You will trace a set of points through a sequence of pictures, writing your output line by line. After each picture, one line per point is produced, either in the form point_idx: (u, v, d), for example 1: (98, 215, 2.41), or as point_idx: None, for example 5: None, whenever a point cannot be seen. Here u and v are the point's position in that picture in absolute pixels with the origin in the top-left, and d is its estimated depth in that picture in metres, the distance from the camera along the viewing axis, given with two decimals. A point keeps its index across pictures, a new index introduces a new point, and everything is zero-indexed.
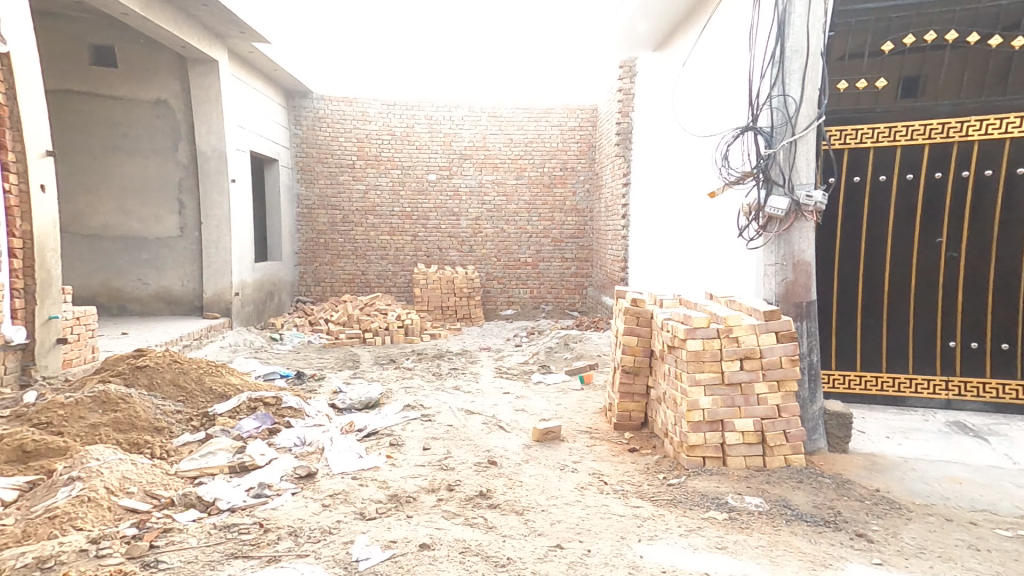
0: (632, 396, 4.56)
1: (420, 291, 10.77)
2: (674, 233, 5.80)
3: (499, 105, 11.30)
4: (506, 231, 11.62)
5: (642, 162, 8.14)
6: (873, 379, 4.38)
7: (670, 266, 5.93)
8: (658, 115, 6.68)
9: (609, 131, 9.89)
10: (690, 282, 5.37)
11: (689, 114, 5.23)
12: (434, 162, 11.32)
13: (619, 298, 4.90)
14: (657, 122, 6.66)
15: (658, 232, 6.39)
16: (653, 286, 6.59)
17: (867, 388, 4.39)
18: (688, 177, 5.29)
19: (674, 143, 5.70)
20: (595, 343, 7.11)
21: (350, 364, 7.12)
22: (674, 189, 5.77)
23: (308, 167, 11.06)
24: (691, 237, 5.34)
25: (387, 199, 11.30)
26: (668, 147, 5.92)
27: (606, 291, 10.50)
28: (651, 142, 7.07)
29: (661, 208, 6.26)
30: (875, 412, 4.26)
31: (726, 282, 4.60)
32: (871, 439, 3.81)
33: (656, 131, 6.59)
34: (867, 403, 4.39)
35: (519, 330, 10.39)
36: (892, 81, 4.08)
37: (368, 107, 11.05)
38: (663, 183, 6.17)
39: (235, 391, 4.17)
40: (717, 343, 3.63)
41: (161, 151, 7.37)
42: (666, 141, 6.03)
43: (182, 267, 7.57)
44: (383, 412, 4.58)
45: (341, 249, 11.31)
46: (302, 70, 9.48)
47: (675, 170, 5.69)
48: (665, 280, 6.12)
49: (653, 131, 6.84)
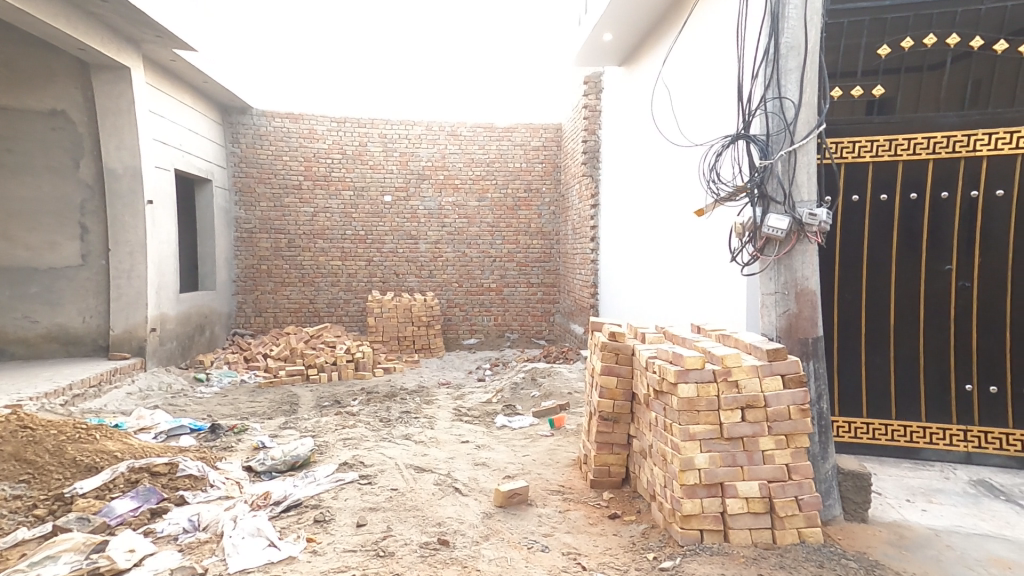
0: (612, 447, 3.92)
1: (374, 320, 9.91)
2: (653, 259, 5.26)
3: (460, 122, 10.74)
4: (468, 256, 10.97)
5: (611, 181, 7.66)
6: (883, 428, 3.89)
7: (649, 297, 5.38)
8: (629, 130, 6.20)
9: (576, 150, 9.45)
10: (672, 315, 4.81)
11: (669, 122, 4.75)
12: (390, 182, 10.61)
13: (592, 333, 4.27)
14: (628, 137, 6.18)
15: (633, 258, 5.86)
16: (630, 317, 6.00)
17: (876, 437, 3.90)
18: (669, 195, 4.77)
19: (651, 158, 5.20)
20: (565, 379, 6.45)
21: (287, 408, 6.20)
22: (651, 209, 5.26)
23: (249, 187, 10.19)
24: (672, 262, 4.80)
25: (338, 221, 10.50)
26: (644, 163, 5.42)
27: (574, 318, 9.91)
28: (622, 160, 6.58)
29: (636, 230, 5.73)
30: (887, 466, 3.78)
31: (719, 312, 4.04)
32: (892, 505, 3.29)
33: (627, 147, 6.12)
34: (877, 455, 3.91)
35: (482, 361, 9.67)
36: (890, 90, 3.73)
37: (317, 123, 10.29)
38: (638, 202, 5.66)
39: (112, 461, 3.39)
40: (713, 389, 3.05)
41: (61, 167, 6.52)
42: (641, 157, 5.54)
43: (86, 299, 6.70)
44: (312, 475, 3.76)
45: (287, 276, 10.40)
46: (239, 84, 8.72)
47: (653, 188, 5.18)
48: (643, 308, 5.56)
49: (624, 147, 6.37)
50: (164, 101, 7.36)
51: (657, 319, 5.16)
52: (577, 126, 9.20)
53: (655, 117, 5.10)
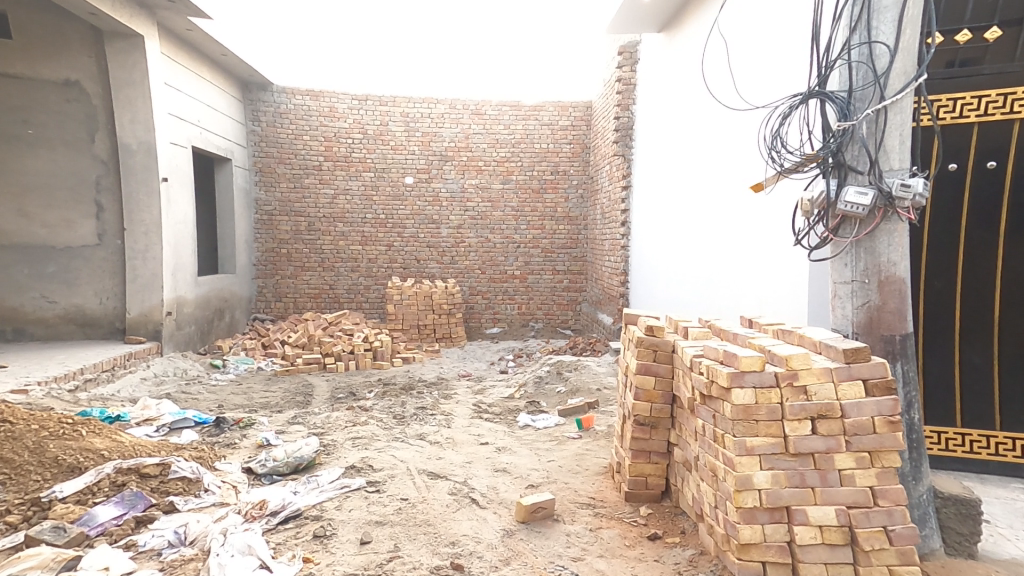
0: (649, 455, 3.45)
1: (394, 307, 9.59)
2: (700, 240, 4.71)
3: (484, 100, 10.23)
4: (492, 241, 10.54)
5: (647, 160, 7.09)
6: (984, 440, 3.36)
7: (694, 284, 4.85)
8: (670, 98, 5.62)
9: (608, 128, 8.88)
10: (720, 303, 4.28)
11: (721, 86, 4.21)
12: (412, 164, 10.22)
13: (627, 326, 3.78)
14: (669, 106, 5.60)
15: (674, 241, 5.31)
16: (669, 307, 5.47)
17: (975, 451, 3.37)
18: (720, 165, 4.21)
19: (701, 123, 4.63)
20: (593, 374, 6.03)
21: (301, 400, 5.90)
22: (698, 182, 4.70)
23: (269, 167, 9.92)
24: (722, 241, 4.25)
25: (358, 205, 10.18)
26: (691, 130, 4.85)
27: (602, 308, 9.42)
28: (661, 133, 6.00)
29: (679, 207, 5.17)
30: (990, 486, 3.24)
31: (778, 302, 3.53)
32: (1005, 538, 2.76)
33: (669, 117, 5.53)
34: (975, 473, 3.38)
35: (505, 351, 9.26)
36: (1008, 32, 3.14)
37: (337, 101, 9.93)
38: (681, 176, 5.10)
39: (98, 460, 3.06)
40: (774, 395, 2.56)
41: (76, 142, 6.24)
42: (686, 125, 4.97)
43: (102, 280, 6.42)
44: (315, 480, 3.39)
45: (307, 261, 10.14)
46: (257, 58, 8.40)
47: (702, 159, 4.62)
48: (685, 296, 5.06)
49: (665, 117, 5.79)
50: (181, 74, 7.06)
51: (703, 310, 4.62)
52: (610, 101, 8.61)
53: (707, 77, 4.51)
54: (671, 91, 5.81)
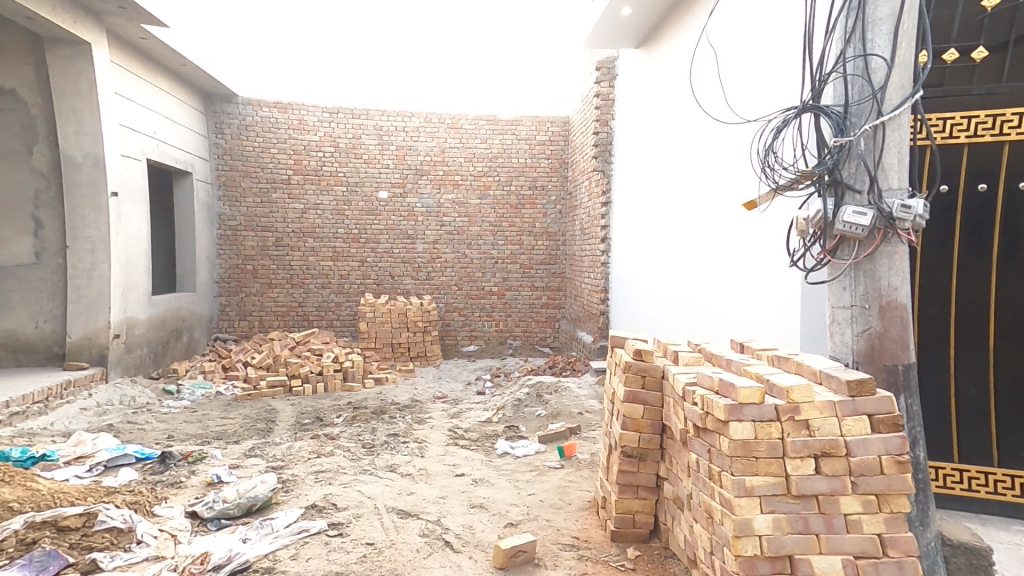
0: (637, 491, 3.21)
1: (366, 325, 9.22)
2: (687, 259, 4.55)
3: (461, 114, 10.06)
4: (468, 257, 10.29)
5: (627, 177, 6.98)
6: (983, 477, 3.21)
7: (680, 306, 4.68)
8: (652, 112, 5.50)
9: (586, 143, 8.78)
10: (711, 326, 4.11)
11: (709, 98, 4.07)
12: (386, 177, 9.94)
13: (615, 350, 3.58)
14: (651, 121, 5.47)
15: (660, 260, 5.16)
16: (654, 327, 5.30)
17: (975, 489, 3.23)
18: (710, 180, 4.06)
19: (689, 136, 4.48)
20: (574, 398, 5.83)
21: (262, 427, 5.52)
22: (685, 199, 4.56)
23: (234, 180, 9.52)
24: (711, 261, 4.10)
25: (329, 219, 9.83)
26: (678, 145, 4.71)
27: (582, 325, 9.23)
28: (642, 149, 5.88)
29: (665, 224, 5.02)
30: (993, 525, 3.08)
31: (773, 324, 3.36)
32: None
33: (652, 132, 5.40)
34: (976, 510, 3.23)
35: (482, 371, 8.96)
36: (995, 52, 3.09)
37: (307, 113, 9.61)
38: (667, 192, 4.95)
39: (6, 515, 2.69)
40: (775, 430, 2.35)
41: (13, 154, 5.91)
42: (673, 139, 4.83)
43: (40, 301, 6.06)
44: (269, 523, 3.04)
45: (275, 276, 9.73)
46: (220, 69, 8.08)
47: (689, 174, 4.47)
48: (670, 315, 4.89)
49: (646, 134, 5.67)
50: (133, 83, 6.70)
51: (692, 333, 4.45)
52: (588, 117, 8.52)
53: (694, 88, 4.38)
54: (652, 106, 5.69)
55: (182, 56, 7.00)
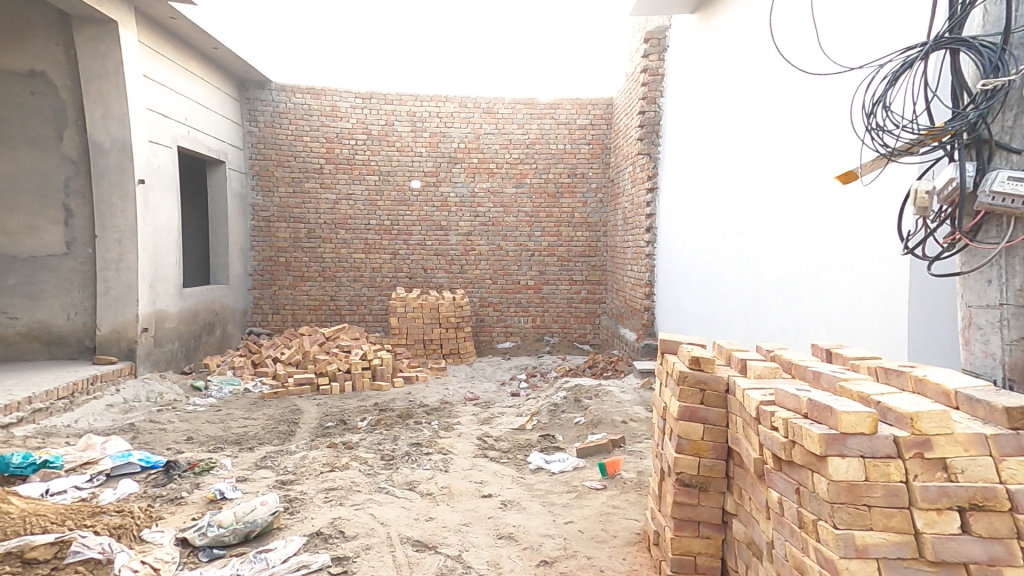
0: (698, 527, 2.64)
1: (398, 320, 8.89)
2: (767, 246, 3.88)
3: (497, 98, 9.55)
4: (504, 249, 9.80)
5: (680, 156, 6.30)
6: None
7: (762, 301, 4.02)
8: (715, 75, 4.80)
9: (631, 124, 8.11)
10: (805, 326, 3.44)
11: (793, 51, 3.41)
12: (418, 166, 9.56)
13: (665, 354, 2.99)
14: (715, 85, 4.79)
15: (734, 247, 4.48)
16: (729, 326, 4.66)
17: None
18: (796, 146, 3.38)
19: (764, 95, 3.80)
20: (616, 403, 5.26)
21: (287, 430, 5.18)
22: (762, 174, 3.88)
23: (267, 171, 9.34)
24: (801, 244, 3.42)
25: (361, 210, 9.54)
26: (752, 108, 4.03)
27: (624, 322, 8.60)
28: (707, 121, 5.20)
29: (739, 205, 4.34)
30: None
31: (887, 324, 2.71)
32: None
33: (719, 98, 4.71)
34: None
35: (517, 370, 8.47)
36: None
37: (340, 100, 9.32)
38: (740, 166, 4.27)
39: None
40: (896, 471, 1.74)
41: (43, 139, 5.75)
42: (746, 102, 4.15)
43: (71, 292, 5.91)
44: (264, 557, 2.63)
45: (306, 270, 9.52)
46: (251, 53, 7.87)
47: (766, 142, 3.79)
48: (749, 311, 4.26)
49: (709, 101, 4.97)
50: (163, 67, 6.51)
51: (780, 337, 3.79)
52: (634, 95, 7.86)
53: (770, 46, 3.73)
54: (714, 68, 4.97)
55: (211, 37, 6.79)
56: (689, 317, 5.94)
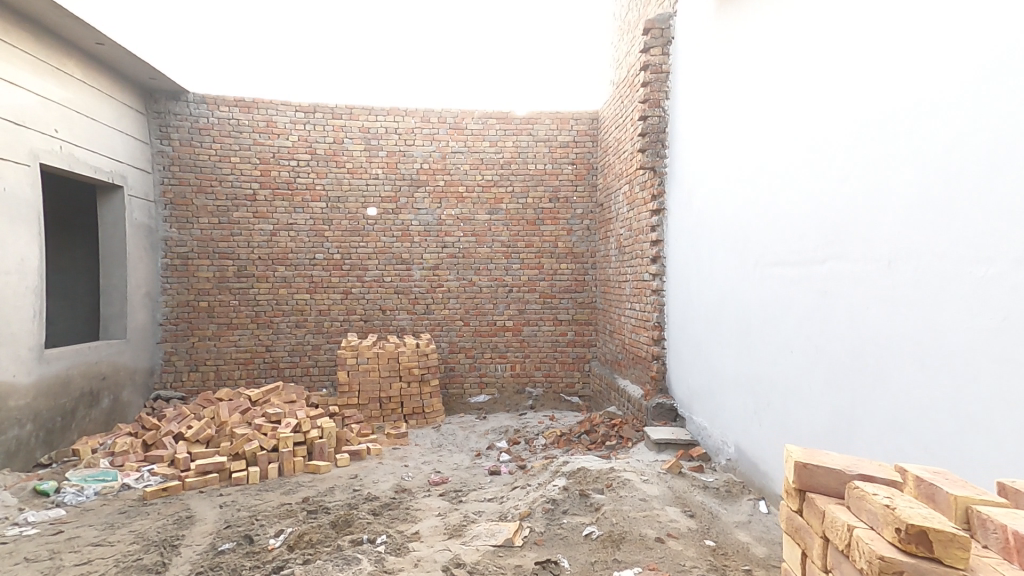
0: None
1: (347, 376, 7.23)
2: (909, 290, 2.59)
3: (465, 111, 8.25)
4: (476, 285, 8.32)
5: (700, 176, 5.06)
6: None
7: (880, 373, 2.78)
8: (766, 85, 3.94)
9: (626, 137, 6.88)
10: (970, 400, 2.27)
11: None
12: (374, 191, 8.10)
13: (823, 501, 1.62)
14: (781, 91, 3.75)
15: (809, 289, 3.38)
16: (814, 397, 3.34)
17: None
18: (964, 134, 2.32)
19: (873, 83, 2.87)
20: (638, 503, 3.77)
21: (157, 563, 3.69)
22: (876, 184, 2.82)
23: (184, 198, 7.72)
24: (959, 277, 2.33)
25: (305, 241, 7.97)
26: (846, 105, 3.08)
27: (622, 371, 7.17)
28: (749, 136, 4.20)
29: (821, 232, 3.27)
30: None
31: None
32: None
33: (765, 118, 3.95)
34: None
35: (495, 433, 6.90)
36: None
37: (277, 113, 7.84)
38: (825, 182, 3.24)
39: None
40: None
41: None
42: (823, 98, 3.27)
43: None
44: None
45: (235, 315, 7.85)
46: (145, 49, 6.41)
47: (884, 141, 2.78)
48: (859, 381, 2.94)
49: (756, 113, 4.08)
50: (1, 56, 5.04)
51: (906, 416, 2.61)
52: (628, 102, 6.64)
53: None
54: (775, 66, 3.84)
55: (77, 19, 5.36)
56: (722, 378, 4.70)
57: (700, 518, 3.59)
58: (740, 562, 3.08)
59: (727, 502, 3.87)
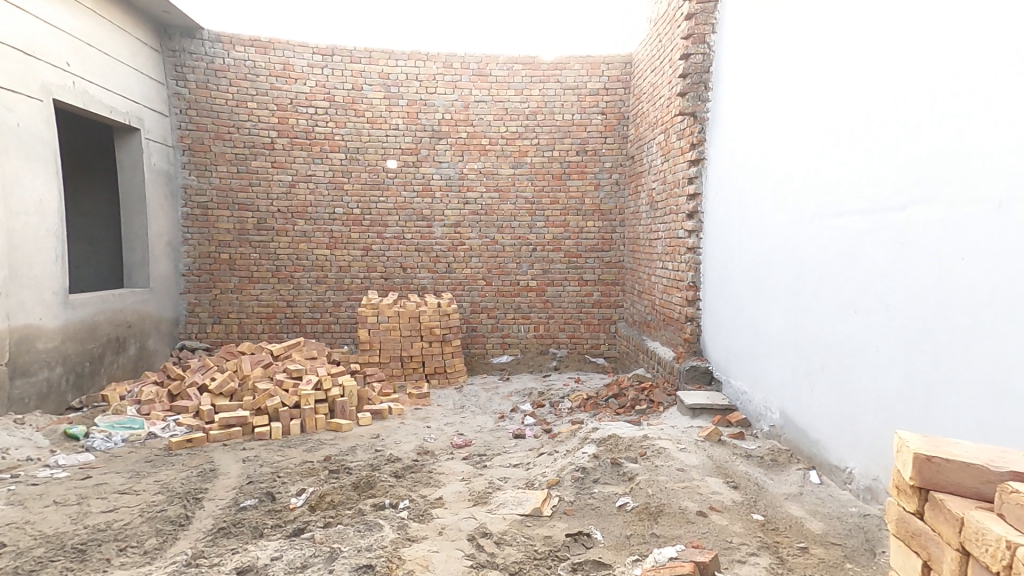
0: None
1: (368, 333, 7.08)
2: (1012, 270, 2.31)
3: (489, 56, 7.73)
4: (499, 243, 7.99)
5: (749, 132, 4.66)
6: None
7: (965, 361, 2.53)
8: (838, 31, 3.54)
9: (662, 82, 6.34)
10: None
11: None
12: (394, 143, 7.72)
13: (959, 508, 1.52)
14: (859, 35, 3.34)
15: (847, 267, 3.37)
16: (875, 382, 3.11)
17: None
18: None
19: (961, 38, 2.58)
20: (676, 473, 3.53)
21: (181, 516, 3.55)
22: (918, 158, 2.85)
23: (202, 145, 7.47)
24: (1011, 234, 2.32)
25: (324, 194, 7.70)
26: (930, 64, 2.78)
27: (652, 332, 6.86)
28: (812, 93, 3.82)
29: (858, 213, 3.28)
30: None
31: None
32: None
33: (835, 69, 3.56)
34: None
35: (519, 395, 6.72)
36: None
37: (293, 56, 7.44)
38: (862, 164, 3.28)
39: None
40: None
41: None
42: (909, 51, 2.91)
43: None
44: None
45: (256, 269, 7.70)
46: None
47: (942, 112, 2.70)
48: (935, 368, 2.70)
49: (819, 75, 3.74)
50: None
51: (960, 381, 2.55)
52: (670, 39, 6.06)
53: None
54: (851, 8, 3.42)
55: None
56: (764, 343, 4.40)
57: (745, 490, 3.32)
58: (794, 539, 2.81)
59: (773, 472, 3.60)
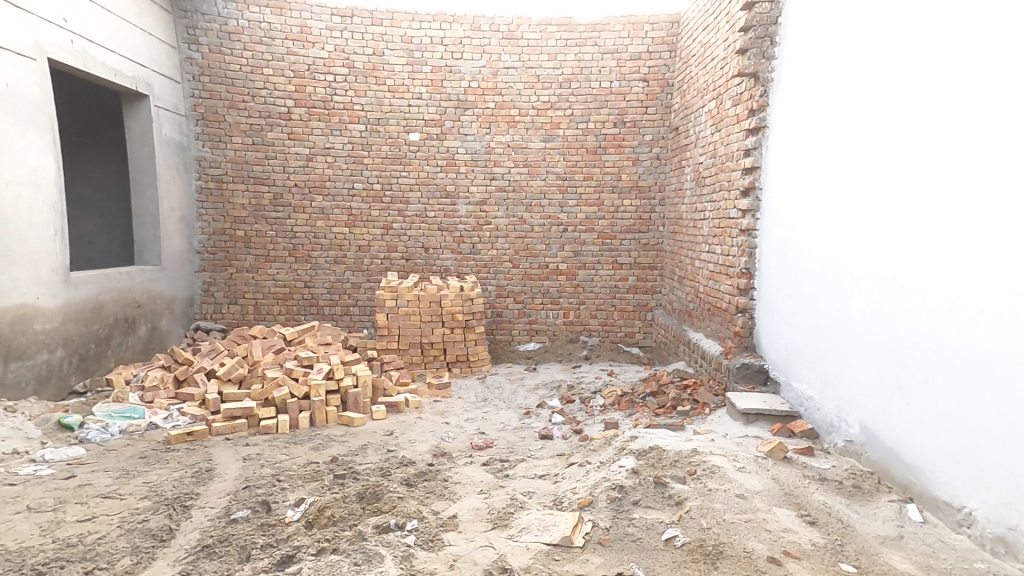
0: None
1: (387, 318, 6.62)
2: None
3: (520, 17, 7.02)
4: (527, 223, 7.38)
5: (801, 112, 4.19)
6: None
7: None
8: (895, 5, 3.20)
9: (716, 40, 5.56)
10: None
11: None
12: (417, 113, 7.14)
13: None
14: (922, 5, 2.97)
15: (905, 263, 3.05)
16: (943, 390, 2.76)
17: None
18: None
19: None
20: (737, 501, 2.93)
21: (163, 529, 3.16)
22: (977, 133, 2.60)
23: (216, 114, 7.05)
24: None
25: (343, 168, 7.20)
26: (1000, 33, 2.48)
27: (695, 323, 6.18)
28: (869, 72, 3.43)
29: (913, 203, 2.99)
30: None
31: None
32: None
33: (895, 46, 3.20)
34: None
35: (547, 388, 6.18)
36: None
37: (310, 18, 6.90)
38: (904, 157, 3.07)
39: None
40: None
41: None
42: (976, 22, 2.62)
43: None
44: None
45: (272, 248, 7.31)
46: None
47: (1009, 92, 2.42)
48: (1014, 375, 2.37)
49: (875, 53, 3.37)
50: None
51: None
52: None
53: None
54: None
55: None
56: (823, 347, 3.88)
57: (826, 529, 2.70)
58: None
59: (858, 503, 2.96)
